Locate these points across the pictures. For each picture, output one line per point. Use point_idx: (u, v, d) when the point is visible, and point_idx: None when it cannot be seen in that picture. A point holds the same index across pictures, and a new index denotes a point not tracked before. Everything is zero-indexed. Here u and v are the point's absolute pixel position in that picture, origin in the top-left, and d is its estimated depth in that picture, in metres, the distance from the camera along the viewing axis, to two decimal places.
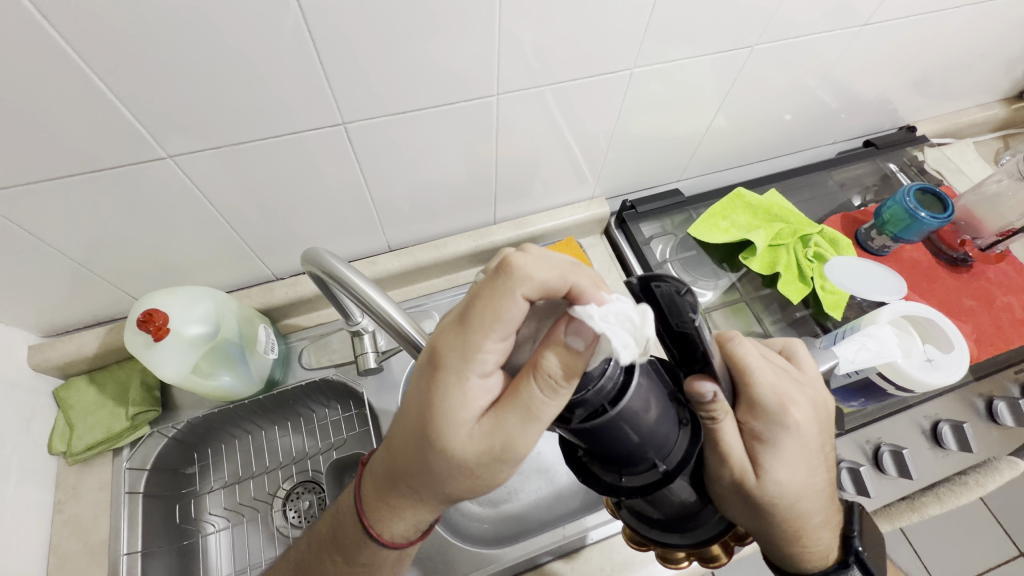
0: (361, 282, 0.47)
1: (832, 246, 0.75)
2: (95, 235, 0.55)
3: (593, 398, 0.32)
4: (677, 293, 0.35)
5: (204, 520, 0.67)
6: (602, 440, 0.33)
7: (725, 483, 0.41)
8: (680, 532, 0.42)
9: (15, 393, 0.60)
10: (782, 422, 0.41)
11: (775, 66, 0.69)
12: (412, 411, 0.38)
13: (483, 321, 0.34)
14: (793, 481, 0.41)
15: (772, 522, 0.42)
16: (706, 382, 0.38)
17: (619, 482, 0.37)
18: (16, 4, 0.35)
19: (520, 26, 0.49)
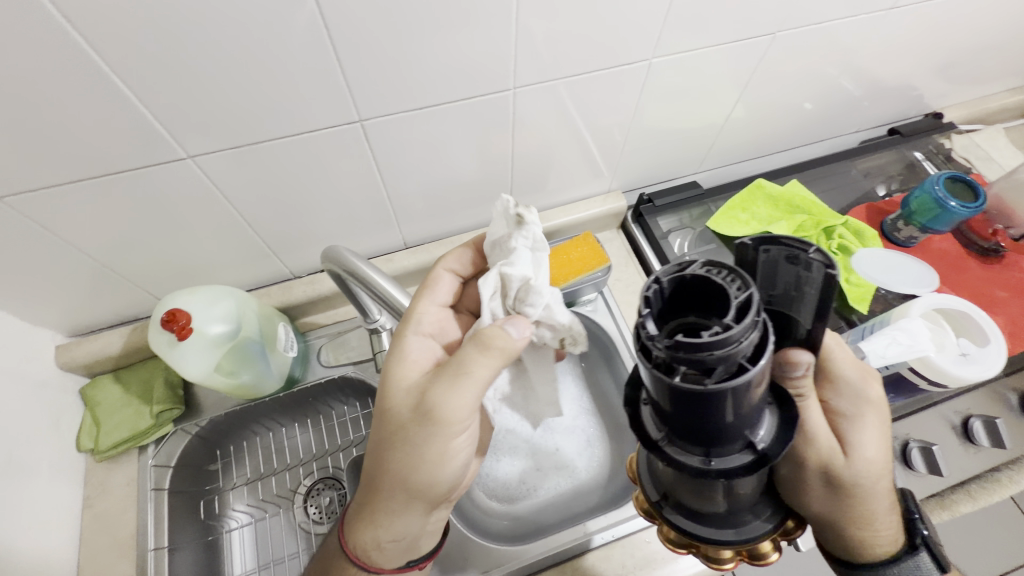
0: (381, 279, 0.48)
1: (857, 237, 0.73)
2: (118, 235, 0.56)
3: (736, 357, 0.24)
4: (787, 259, 0.33)
5: (226, 516, 0.68)
6: (721, 407, 0.26)
7: (813, 469, 0.41)
8: (732, 527, 0.36)
9: (45, 391, 0.62)
10: (862, 398, 0.43)
11: (796, 54, 0.67)
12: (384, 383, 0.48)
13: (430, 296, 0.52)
14: (878, 459, 0.42)
15: (851, 508, 0.41)
16: (804, 352, 0.36)
17: (708, 464, 0.31)
18: (40, 8, 0.36)
19: (536, 18, 0.48)
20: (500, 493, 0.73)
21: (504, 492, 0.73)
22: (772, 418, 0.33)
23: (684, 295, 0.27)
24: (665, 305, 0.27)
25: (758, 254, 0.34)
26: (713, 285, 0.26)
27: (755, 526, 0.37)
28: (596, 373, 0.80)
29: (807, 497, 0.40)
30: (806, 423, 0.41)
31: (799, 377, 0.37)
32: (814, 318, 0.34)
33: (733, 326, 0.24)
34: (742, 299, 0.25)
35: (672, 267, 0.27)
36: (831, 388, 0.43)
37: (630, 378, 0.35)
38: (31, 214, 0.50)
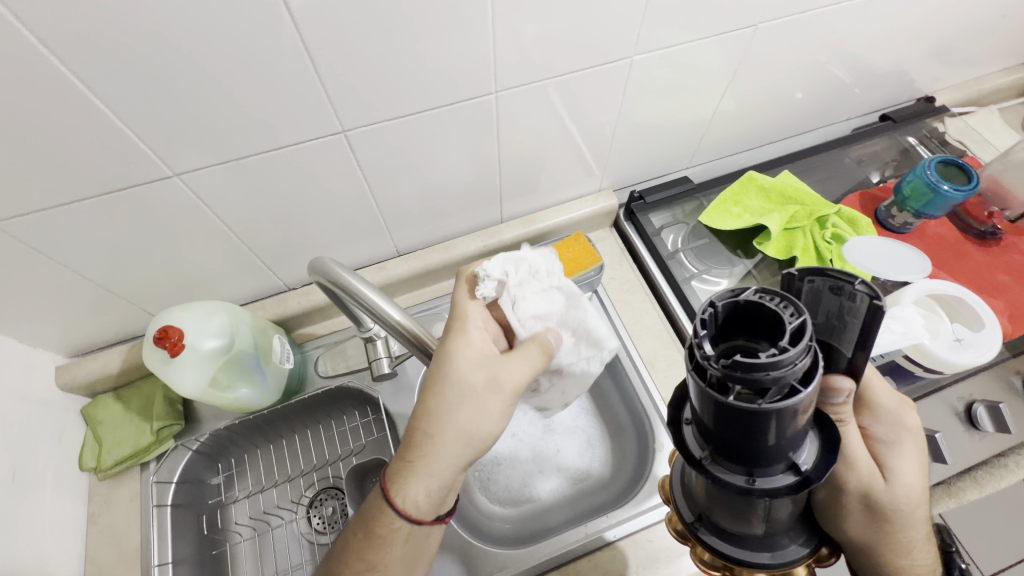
0: (367, 289, 0.47)
1: (850, 226, 0.73)
2: (111, 256, 0.57)
3: (788, 380, 0.26)
4: (832, 289, 0.34)
5: (231, 529, 0.69)
6: (768, 426, 0.28)
7: (855, 495, 0.43)
8: (767, 549, 0.38)
9: (46, 412, 0.62)
10: (902, 425, 0.45)
11: (781, 44, 0.67)
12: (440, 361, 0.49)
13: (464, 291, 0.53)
14: (914, 484, 0.44)
15: (886, 531, 0.43)
16: (844, 378, 0.37)
17: (752, 484, 0.32)
18: (18, 36, 0.36)
19: (513, 22, 0.48)
20: (503, 496, 0.73)
21: (507, 495, 0.73)
22: (815, 441, 0.34)
23: (736, 319, 0.28)
24: (719, 326, 0.28)
25: (803, 284, 0.34)
26: (766, 312, 0.27)
27: (790, 550, 0.38)
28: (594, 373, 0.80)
29: (845, 520, 0.42)
30: (848, 449, 0.43)
31: (839, 402, 0.38)
32: (855, 348, 0.35)
33: (787, 348, 0.25)
34: (796, 325, 0.26)
35: (725, 293, 0.29)
36: (870, 413, 0.46)
37: (672, 398, 0.36)
38: (23, 238, 0.51)
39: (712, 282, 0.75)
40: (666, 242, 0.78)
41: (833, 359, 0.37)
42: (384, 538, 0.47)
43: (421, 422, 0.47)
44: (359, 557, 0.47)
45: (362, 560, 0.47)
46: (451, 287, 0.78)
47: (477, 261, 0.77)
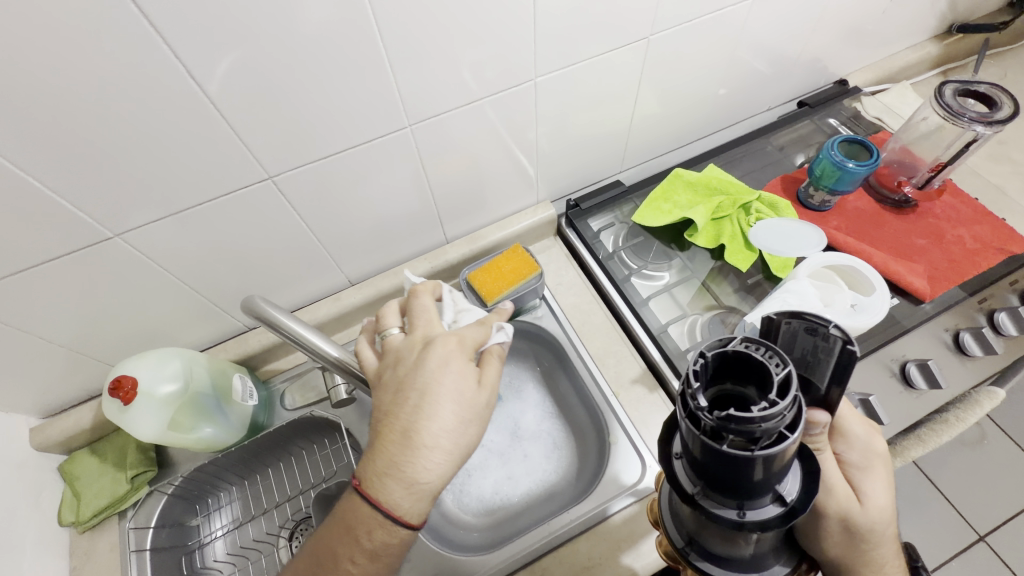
0: (304, 330, 0.49)
1: (772, 209, 0.77)
2: (68, 317, 0.60)
3: (777, 427, 0.28)
4: (804, 330, 0.36)
5: (211, 567, 0.71)
6: (755, 466, 0.29)
7: (832, 516, 0.43)
8: (755, 569, 0.40)
9: (22, 474, 0.65)
10: (871, 451, 0.45)
11: (680, 50, 0.72)
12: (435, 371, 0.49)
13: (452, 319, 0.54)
14: (887, 504, 0.45)
15: (866, 552, 0.43)
16: (820, 412, 0.37)
17: (742, 518, 0.34)
18: None
19: (410, 65, 0.53)
20: (475, 506, 0.75)
21: (479, 505, 0.75)
22: (797, 470, 0.36)
23: (726, 366, 0.31)
24: (711, 373, 0.30)
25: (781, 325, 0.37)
26: (754, 361, 0.30)
27: (774, 568, 0.40)
28: (555, 378, 0.83)
29: (823, 539, 0.43)
30: (824, 475, 0.42)
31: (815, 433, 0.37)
32: (831, 382, 0.36)
33: (778, 401, 0.28)
34: (783, 375, 0.28)
35: (713, 343, 0.31)
36: (842, 439, 0.45)
37: (663, 431, 0.38)
38: None
39: (652, 276, 0.79)
40: (606, 244, 0.82)
41: (809, 394, 0.38)
42: (380, 553, 0.46)
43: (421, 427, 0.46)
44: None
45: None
46: None
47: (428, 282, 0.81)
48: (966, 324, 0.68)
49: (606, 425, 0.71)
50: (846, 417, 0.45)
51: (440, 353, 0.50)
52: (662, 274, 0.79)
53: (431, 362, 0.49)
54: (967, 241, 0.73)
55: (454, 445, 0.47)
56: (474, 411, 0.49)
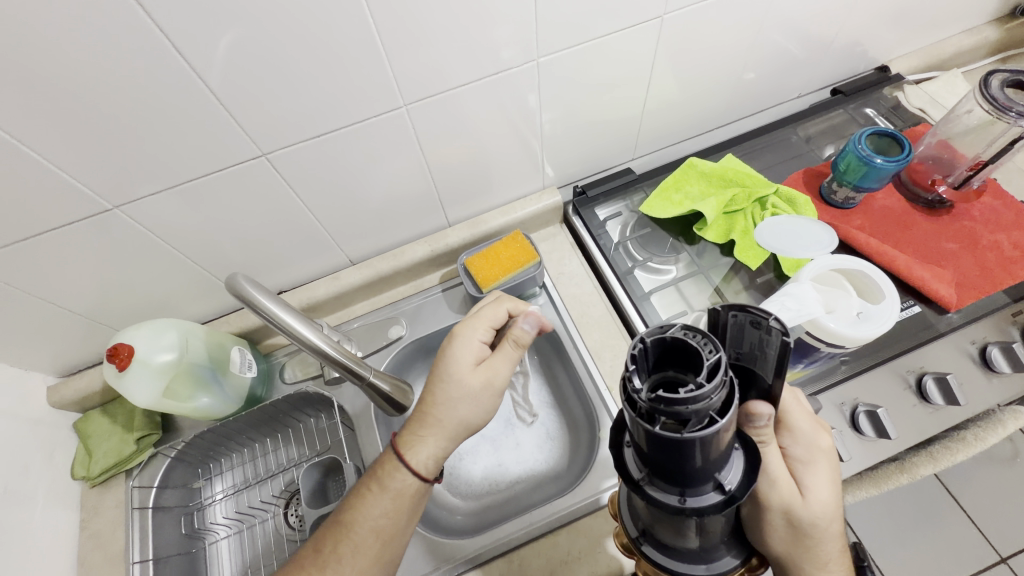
0: (281, 311, 0.49)
1: (789, 205, 0.72)
2: (74, 285, 0.62)
3: (707, 410, 0.28)
4: (752, 324, 0.36)
5: (209, 529, 0.73)
6: (692, 451, 0.30)
7: (776, 510, 0.44)
8: (704, 562, 0.40)
9: (38, 429, 0.69)
10: (815, 447, 0.46)
11: (698, 31, 0.67)
12: (446, 361, 0.56)
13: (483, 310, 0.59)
14: (831, 501, 0.45)
15: (809, 546, 0.44)
16: (762, 403, 0.39)
17: (683, 504, 0.34)
18: None
19: (402, 43, 0.52)
20: (463, 490, 0.75)
21: (468, 489, 0.76)
22: (741, 460, 0.36)
23: (666, 354, 0.31)
24: (652, 361, 0.31)
25: (728, 317, 0.36)
26: (689, 347, 0.30)
27: (727, 561, 0.41)
28: (552, 368, 0.82)
29: (769, 534, 0.44)
30: (767, 465, 0.44)
31: (760, 426, 0.40)
32: (774, 375, 0.37)
33: (705, 384, 0.28)
34: (714, 361, 0.29)
35: (655, 330, 0.31)
36: (788, 433, 0.47)
37: (613, 421, 0.38)
38: None
39: (658, 269, 0.75)
40: (612, 233, 0.79)
41: (754, 386, 0.39)
42: (399, 496, 0.52)
43: (424, 411, 0.54)
44: (374, 532, 0.51)
45: (377, 535, 0.51)
46: (406, 292, 0.81)
47: (428, 265, 0.80)
48: (996, 338, 0.63)
49: (598, 421, 0.70)
50: (792, 411, 0.47)
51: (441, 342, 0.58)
52: (669, 268, 0.75)
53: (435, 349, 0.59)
54: (1006, 247, 0.67)
55: (454, 419, 0.54)
56: (474, 398, 0.54)
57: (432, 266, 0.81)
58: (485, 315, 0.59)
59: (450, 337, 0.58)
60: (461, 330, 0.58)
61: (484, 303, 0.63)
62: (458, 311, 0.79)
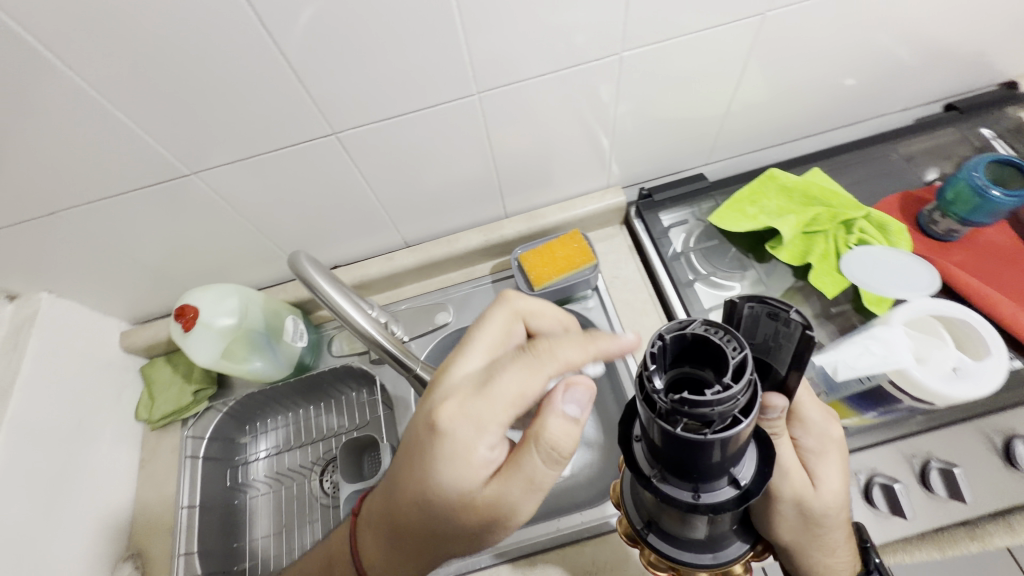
0: (331, 291, 0.50)
1: (879, 231, 0.66)
2: (151, 241, 0.66)
3: (730, 410, 0.27)
4: (768, 315, 0.35)
5: (250, 484, 0.78)
6: (711, 450, 0.28)
7: (788, 502, 0.43)
8: (710, 551, 0.40)
9: (110, 370, 0.74)
10: (827, 438, 0.44)
11: (801, 31, 0.61)
12: (431, 485, 0.42)
13: (494, 406, 0.41)
14: (840, 492, 0.44)
15: (818, 535, 0.43)
16: (777, 396, 0.37)
17: (697, 501, 0.33)
18: (46, 62, 0.43)
19: (483, 27, 0.50)
20: None
21: None
22: (754, 455, 0.35)
23: (686, 350, 0.29)
24: (670, 356, 0.29)
25: (744, 308, 0.36)
26: (711, 344, 0.29)
27: (732, 547, 0.40)
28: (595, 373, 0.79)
29: (777, 523, 0.43)
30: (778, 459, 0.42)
31: (772, 418, 0.39)
32: (790, 367, 0.36)
33: (731, 385, 0.27)
34: (739, 359, 0.27)
35: (673, 325, 0.30)
36: (800, 424, 0.45)
37: (624, 414, 0.37)
38: (80, 225, 0.60)
39: (721, 285, 0.70)
40: (674, 242, 0.75)
41: (769, 378, 0.38)
42: None
43: (404, 537, 0.46)
44: None
45: None
46: (455, 279, 0.81)
47: (481, 255, 0.79)
48: None
49: None
50: (804, 401, 0.44)
51: (428, 428, 0.42)
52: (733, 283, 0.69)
53: (421, 430, 0.43)
54: None
55: (443, 548, 0.45)
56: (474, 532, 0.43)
57: (484, 256, 0.80)
58: (512, 393, 0.42)
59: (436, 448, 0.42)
60: (455, 440, 0.41)
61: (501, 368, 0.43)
62: None
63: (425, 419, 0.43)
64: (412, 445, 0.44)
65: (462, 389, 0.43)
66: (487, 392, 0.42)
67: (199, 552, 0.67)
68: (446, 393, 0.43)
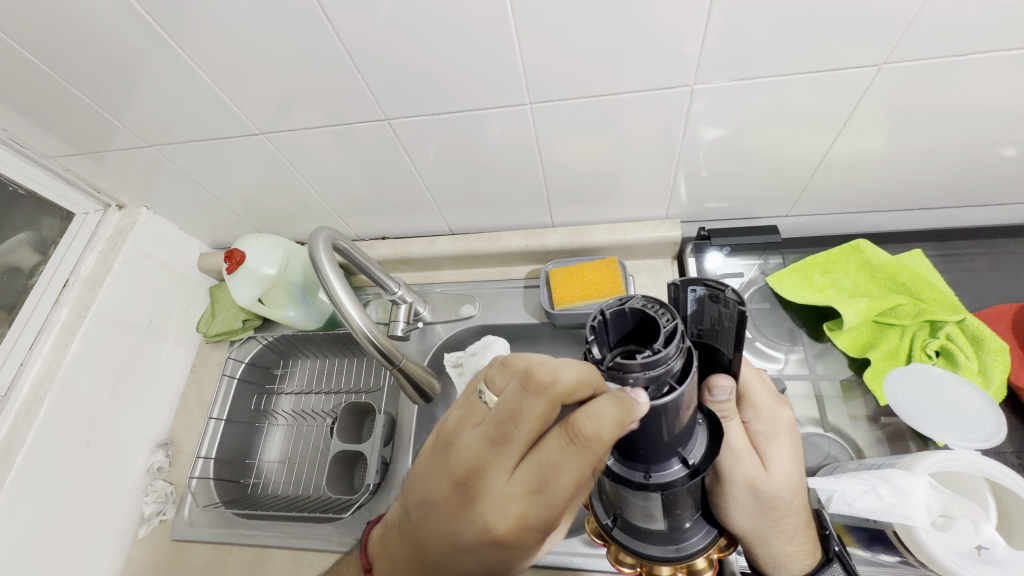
0: (333, 280, 0.54)
1: (972, 344, 0.54)
2: (229, 184, 0.74)
3: (665, 377, 0.28)
4: (710, 299, 0.34)
5: (274, 412, 0.86)
6: (658, 420, 0.29)
7: (739, 484, 0.41)
8: (672, 542, 0.38)
9: (185, 283, 0.86)
10: (778, 421, 0.43)
11: (927, 95, 0.50)
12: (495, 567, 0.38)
13: (565, 494, 0.34)
14: (796, 475, 0.42)
15: (776, 521, 0.42)
16: (723, 376, 0.37)
17: (647, 481, 0.33)
18: (148, 22, 0.50)
19: (537, 38, 0.48)
20: None
21: None
22: (704, 435, 0.35)
23: (628, 326, 0.30)
24: (613, 335, 0.31)
25: (686, 293, 0.35)
26: (648, 318, 0.29)
27: (693, 542, 0.38)
28: None
29: (731, 506, 0.41)
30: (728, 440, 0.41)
31: (723, 402, 0.38)
32: (735, 349, 0.35)
33: (661, 352, 0.27)
34: (670, 329, 0.28)
35: (613, 302, 0.30)
36: (751, 408, 0.44)
37: None
38: (174, 159, 0.69)
39: (762, 357, 0.63)
40: None
41: (713, 360, 0.37)
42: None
43: None
44: None
45: None
46: (491, 275, 0.82)
47: (520, 258, 0.79)
48: None
49: None
50: (753, 386, 0.44)
51: (488, 543, 0.36)
52: (777, 360, 0.63)
53: (474, 541, 0.36)
54: None
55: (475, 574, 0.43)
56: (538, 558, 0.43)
57: (523, 259, 0.79)
58: (578, 481, 0.34)
59: (501, 548, 0.36)
60: (525, 536, 0.36)
61: (560, 456, 0.34)
62: (531, 313, 0.76)
63: (478, 533, 0.36)
64: (466, 553, 0.37)
65: (519, 492, 0.35)
66: (554, 487, 0.34)
67: (216, 459, 0.77)
68: (491, 499, 0.36)
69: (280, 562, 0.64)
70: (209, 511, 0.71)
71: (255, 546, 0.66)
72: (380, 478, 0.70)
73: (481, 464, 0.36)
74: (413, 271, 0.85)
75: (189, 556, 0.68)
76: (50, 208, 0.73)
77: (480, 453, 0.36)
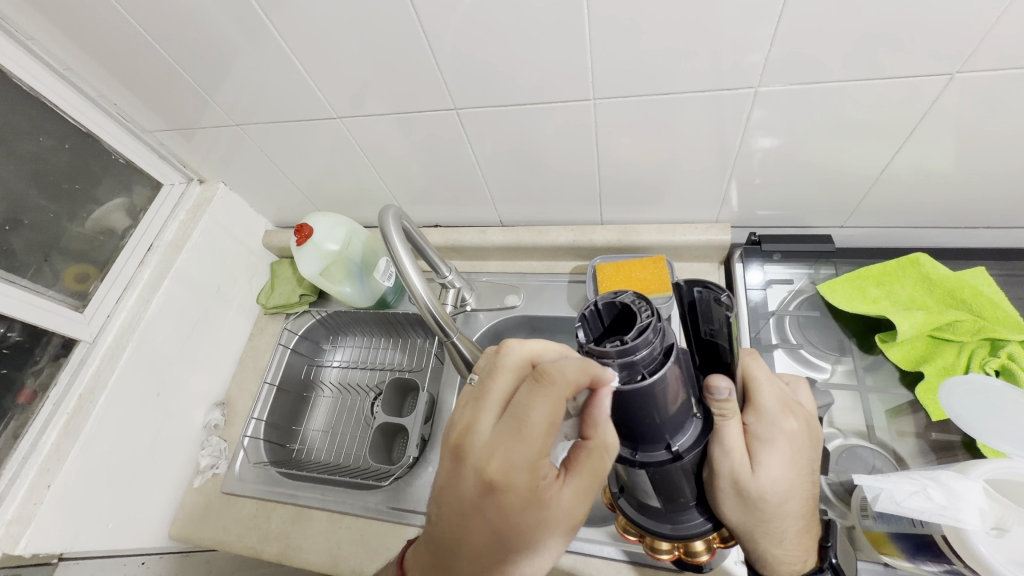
0: (398, 250, 0.58)
1: None
2: (301, 166, 0.79)
3: (635, 365, 0.30)
4: (715, 300, 0.36)
5: (321, 384, 0.91)
6: (631, 405, 0.31)
7: (726, 479, 0.39)
8: (670, 522, 0.39)
9: (251, 256, 0.92)
10: (779, 427, 0.40)
11: (1005, 106, 0.49)
12: (494, 530, 0.37)
13: (541, 439, 0.35)
14: (785, 480, 0.40)
15: (764, 522, 0.40)
16: (722, 377, 0.36)
17: (631, 458, 0.35)
18: (253, 10, 0.55)
19: (608, 34, 0.50)
20: None
21: None
22: (695, 429, 0.35)
23: (616, 318, 0.32)
24: (604, 325, 0.33)
25: (694, 293, 0.38)
26: (632, 312, 0.31)
27: (691, 525, 0.39)
28: None
29: (718, 502, 0.39)
30: (721, 437, 0.38)
31: (721, 402, 0.36)
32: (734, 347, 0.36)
33: (631, 341, 0.29)
34: (645, 321, 0.30)
35: (608, 295, 0.33)
36: (753, 410, 0.41)
37: None
38: (256, 140, 0.75)
39: (808, 365, 0.63)
40: (771, 300, 0.69)
41: (714, 360, 0.37)
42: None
43: None
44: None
45: None
46: (537, 269, 0.84)
47: (566, 253, 0.81)
48: None
49: None
50: (761, 387, 0.41)
51: (481, 498, 0.36)
52: (823, 369, 0.62)
53: (476, 498, 0.37)
54: None
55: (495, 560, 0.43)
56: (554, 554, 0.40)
57: (569, 254, 0.81)
58: (546, 425, 0.35)
59: (491, 499, 0.36)
60: (512, 484, 0.36)
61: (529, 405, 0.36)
62: (573, 307, 0.78)
63: (474, 486, 0.37)
64: (471, 517, 0.37)
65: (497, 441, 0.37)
66: (530, 433, 0.36)
67: (267, 422, 0.81)
68: (478, 452, 0.37)
69: (320, 521, 0.68)
70: (258, 469, 0.76)
71: (297, 506, 0.70)
72: (421, 450, 0.73)
73: (468, 424, 0.38)
74: (462, 261, 0.88)
75: (236, 508, 0.72)
76: (144, 178, 0.81)
77: (468, 413, 0.39)
